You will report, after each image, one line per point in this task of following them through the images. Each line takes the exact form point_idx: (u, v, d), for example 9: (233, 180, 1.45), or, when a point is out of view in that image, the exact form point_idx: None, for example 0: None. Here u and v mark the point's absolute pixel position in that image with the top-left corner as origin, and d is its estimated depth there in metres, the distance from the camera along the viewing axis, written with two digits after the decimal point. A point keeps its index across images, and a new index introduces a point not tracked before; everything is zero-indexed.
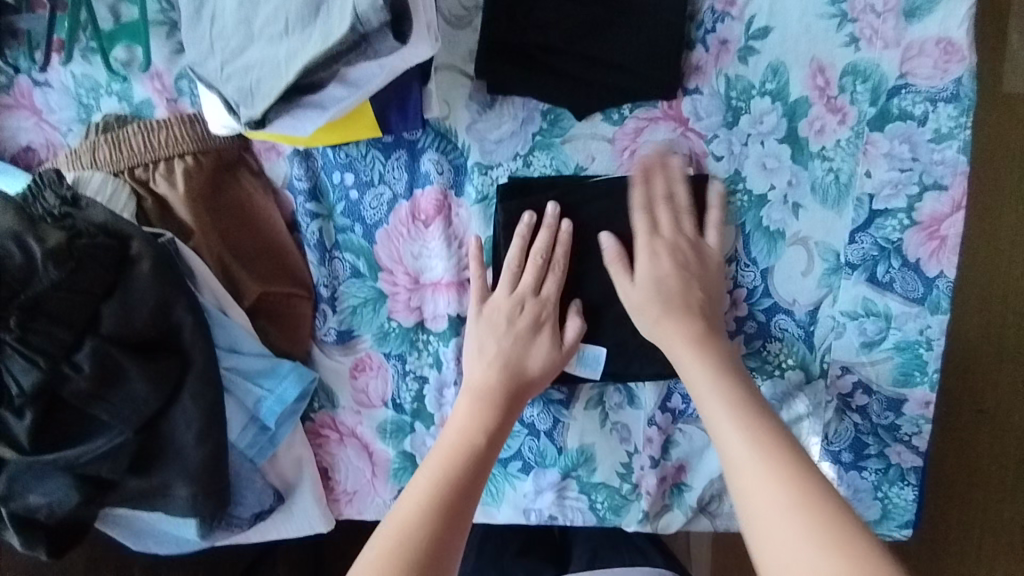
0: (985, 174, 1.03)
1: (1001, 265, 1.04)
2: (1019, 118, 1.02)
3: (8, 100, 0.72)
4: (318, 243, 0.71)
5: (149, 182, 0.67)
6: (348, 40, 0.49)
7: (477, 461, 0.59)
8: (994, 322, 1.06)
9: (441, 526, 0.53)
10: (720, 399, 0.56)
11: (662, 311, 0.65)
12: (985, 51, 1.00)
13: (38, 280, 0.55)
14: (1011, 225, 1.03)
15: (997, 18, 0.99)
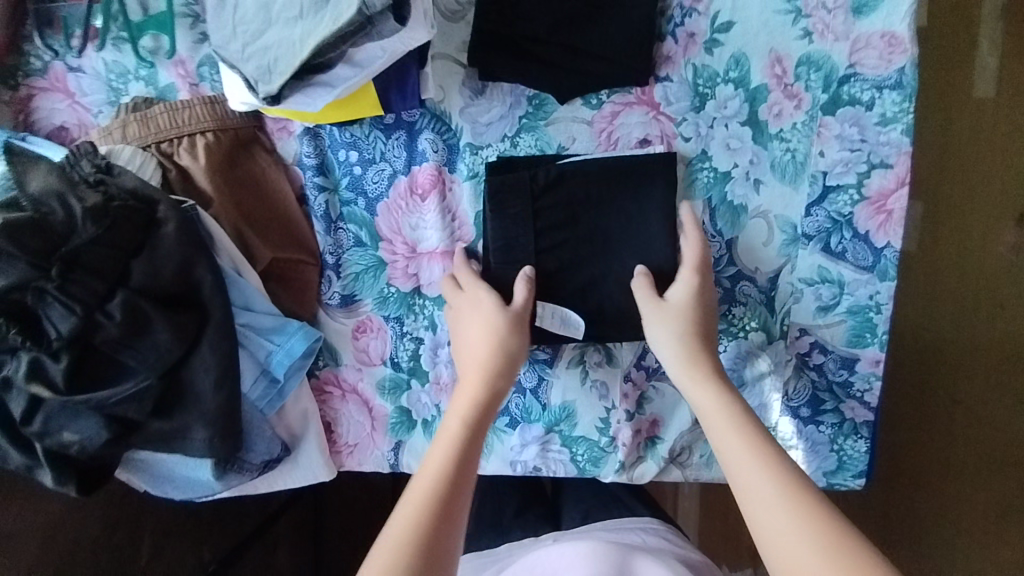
0: (958, 170, 1.16)
1: (973, 253, 1.16)
2: (987, 118, 1.14)
3: (44, 83, 0.79)
4: (324, 214, 0.78)
5: (174, 155, 0.74)
6: (355, 21, 0.57)
7: (473, 435, 0.64)
8: (965, 304, 1.17)
9: (451, 502, 0.57)
10: (738, 437, 0.60)
11: (682, 364, 0.68)
12: (956, 55, 1.14)
13: (77, 236, 0.63)
14: (979, 216, 1.16)
15: (969, 25, 1.13)
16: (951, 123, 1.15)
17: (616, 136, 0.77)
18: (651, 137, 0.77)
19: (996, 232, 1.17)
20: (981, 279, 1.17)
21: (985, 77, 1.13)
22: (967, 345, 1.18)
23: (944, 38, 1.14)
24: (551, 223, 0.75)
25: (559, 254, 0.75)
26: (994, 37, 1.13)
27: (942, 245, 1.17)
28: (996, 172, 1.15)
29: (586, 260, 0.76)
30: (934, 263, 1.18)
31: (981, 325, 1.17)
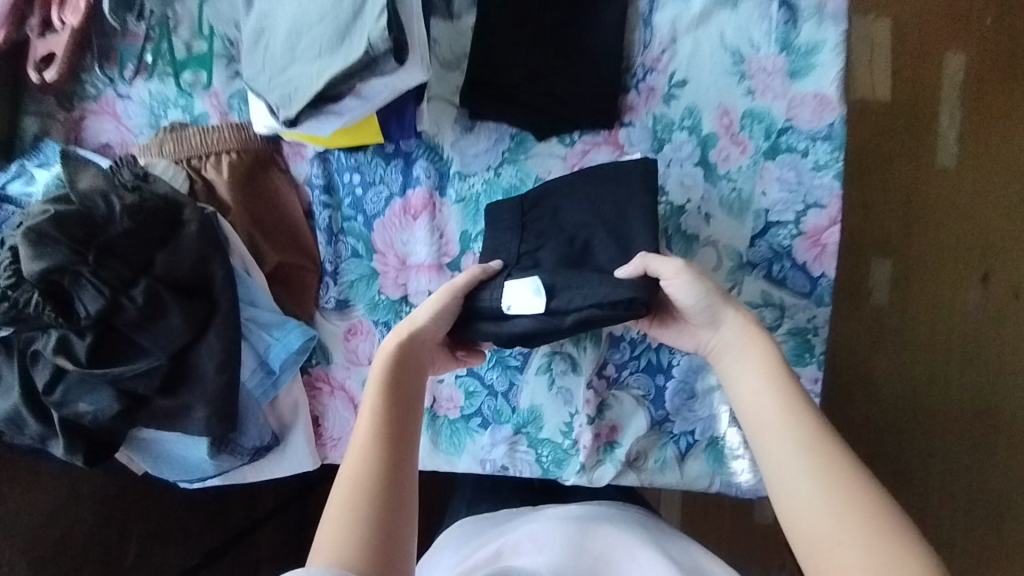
0: (921, 232, 1.32)
1: (942, 308, 1.31)
2: (946, 183, 1.31)
3: (95, 107, 0.92)
4: (327, 227, 0.89)
5: (201, 169, 0.85)
6: (363, 59, 0.68)
7: (401, 390, 0.63)
8: (935, 356, 1.30)
9: (385, 456, 0.57)
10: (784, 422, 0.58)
11: (728, 346, 0.66)
12: (921, 125, 1.32)
13: (114, 227, 0.73)
14: (948, 275, 1.31)
15: (930, 101, 1.32)
16: (919, 186, 1.32)
17: None
18: None
19: (962, 289, 1.31)
20: (953, 332, 1.30)
21: (947, 149, 1.31)
22: (939, 393, 1.30)
23: (908, 110, 1.32)
24: (537, 229, 0.80)
25: (540, 256, 0.79)
26: (954, 113, 1.31)
27: (913, 298, 1.32)
28: (957, 234, 1.31)
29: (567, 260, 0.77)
30: (904, 314, 1.32)
31: (954, 377, 1.30)
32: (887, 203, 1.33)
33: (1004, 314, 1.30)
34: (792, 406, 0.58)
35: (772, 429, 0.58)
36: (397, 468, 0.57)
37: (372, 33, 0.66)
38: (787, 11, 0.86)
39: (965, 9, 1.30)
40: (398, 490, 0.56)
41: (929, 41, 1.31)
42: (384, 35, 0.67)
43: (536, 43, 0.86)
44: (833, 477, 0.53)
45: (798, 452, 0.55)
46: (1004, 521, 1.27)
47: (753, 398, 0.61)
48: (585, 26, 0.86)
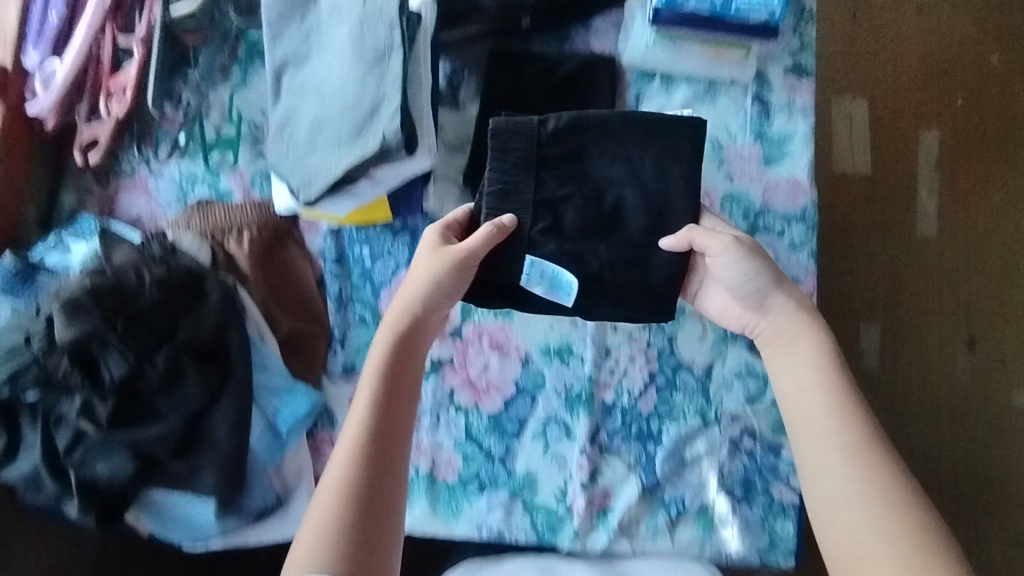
0: (908, 300, 1.44)
1: (932, 373, 1.41)
2: (927, 254, 1.45)
3: (129, 183, 0.99)
4: (337, 295, 0.95)
5: (224, 242, 0.92)
6: (376, 152, 0.75)
7: (400, 370, 0.71)
8: (927, 418, 1.40)
9: (379, 436, 0.66)
10: (838, 425, 0.67)
11: (777, 349, 0.76)
12: (902, 200, 1.47)
13: (143, 298, 0.79)
14: (935, 339, 1.42)
15: (908, 179, 1.47)
16: (902, 255, 1.45)
17: None
18: None
19: (950, 356, 1.42)
20: (944, 394, 1.41)
21: (928, 219, 1.46)
22: (933, 452, 1.38)
23: (891, 184, 1.47)
24: (559, 172, 0.80)
25: (562, 210, 0.80)
26: (933, 189, 1.47)
27: (902, 358, 1.42)
28: (941, 303, 1.44)
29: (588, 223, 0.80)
30: (894, 376, 1.41)
31: (948, 437, 1.39)
32: (880, 274, 1.44)
33: (991, 376, 1.42)
34: (845, 404, 0.68)
35: (818, 425, 0.67)
36: (383, 443, 0.66)
37: (386, 131, 0.74)
38: (761, 105, 0.96)
39: (937, 94, 1.49)
40: (381, 463, 0.64)
41: (907, 121, 1.48)
42: (396, 132, 0.74)
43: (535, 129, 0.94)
44: (873, 476, 0.63)
45: (845, 454, 0.65)
46: (995, 575, 1.35)
47: (806, 389, 0.71)
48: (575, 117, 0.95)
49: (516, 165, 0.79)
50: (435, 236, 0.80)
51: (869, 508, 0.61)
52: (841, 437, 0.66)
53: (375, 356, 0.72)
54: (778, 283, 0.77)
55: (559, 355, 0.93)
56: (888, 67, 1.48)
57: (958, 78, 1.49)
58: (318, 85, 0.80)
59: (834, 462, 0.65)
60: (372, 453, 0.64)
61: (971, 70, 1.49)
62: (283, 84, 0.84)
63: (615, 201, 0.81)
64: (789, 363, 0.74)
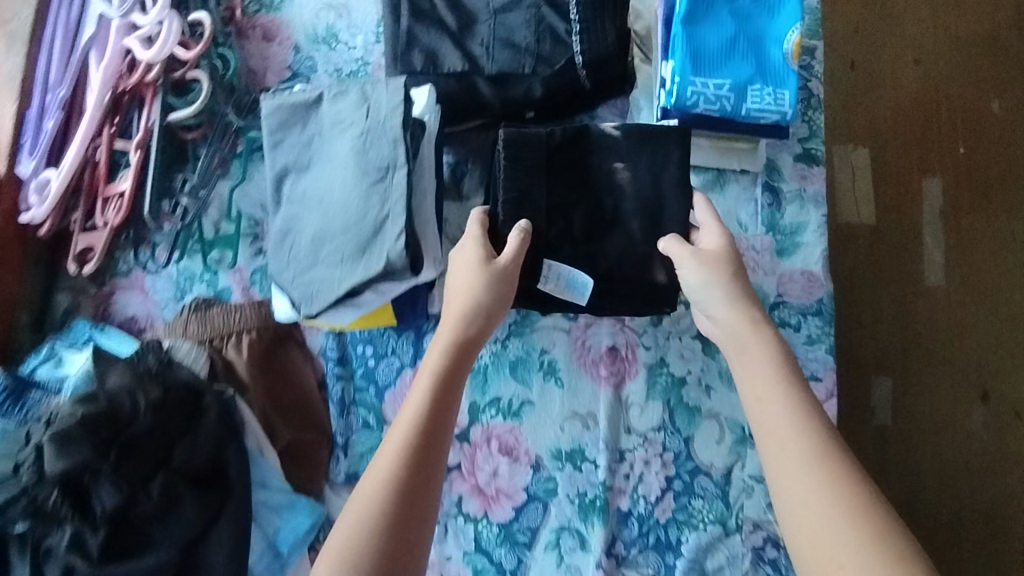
0: (918, 355, 1.40)
1: (947, 430, 1.36)
2: (936, 306, 1.42)
3: (125, 282, 0.96)
4: (340, 399, 0.92)
5: (222, 349, 0.89)
6: (380, 272, 0.72)
7: (451, 382, 0.75)
8: (947, 482, 1.34)
9: (424, 441, 0.70)
10: (797, 432, 0.67)
11: (737, 353, 0.75)
12: (907, 246, 1.44)
13: (136, 424, 0.76)
14: (948, 394, 1.38)
15: (913, 230, 1.45)
16: (909, 306, 1.42)
17: (589, 344, 0.93)
18: (619, 345, 0.92)
19: (965, 412, 1.37)
20: (961, 452, 1.35)
21: (934, 270, 1.43)
22: (957, 517, 1.32)
23: (895, 236, 1.45)
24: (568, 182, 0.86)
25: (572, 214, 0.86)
26: (939, 238, 1.45)
27: (915, 415, 1.37)
28: (953, 356, 1.40)
29: (595, 232, 0.86)
30: (910, 435, 1.36)
31: (970, 502, 1.33)
32: (886, 326, 1.41)
33: (1007, 431, 1.36)
34: (802, 409, 0.69)
35: (782, 434, 0.68)
36: (428, 455, 0.70)
37: (390, 250, 0.72)
38: (772, 194, 0.94)
39: (937, 142, 1.47)
40: (423, 468, 0.69)
41: (908, 170, 1.47)
42: (401, 252, 0.71)
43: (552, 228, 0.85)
44: (836, 483, 0.63)
45: (808, 462, 0.65)
46: None
47: (760, 395, 0.71)
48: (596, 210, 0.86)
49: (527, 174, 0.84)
50: (474, 243, 0.82)
51: (837, 516, 0.61)
52: (803, 443, 0.66)
53: (429, 366, 0.76)
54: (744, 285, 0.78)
55: (571, 459, 0.90)
56: (885, 116, 1.48)
57: (959, 125, 1.47)
58: (319, 195, 0.78)
59: (800, 469, 0.65)
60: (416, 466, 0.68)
61: (971, 117, 1.47)
62: (283, 192, 0.81)
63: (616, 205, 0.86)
64: (748, 369, 0.74)
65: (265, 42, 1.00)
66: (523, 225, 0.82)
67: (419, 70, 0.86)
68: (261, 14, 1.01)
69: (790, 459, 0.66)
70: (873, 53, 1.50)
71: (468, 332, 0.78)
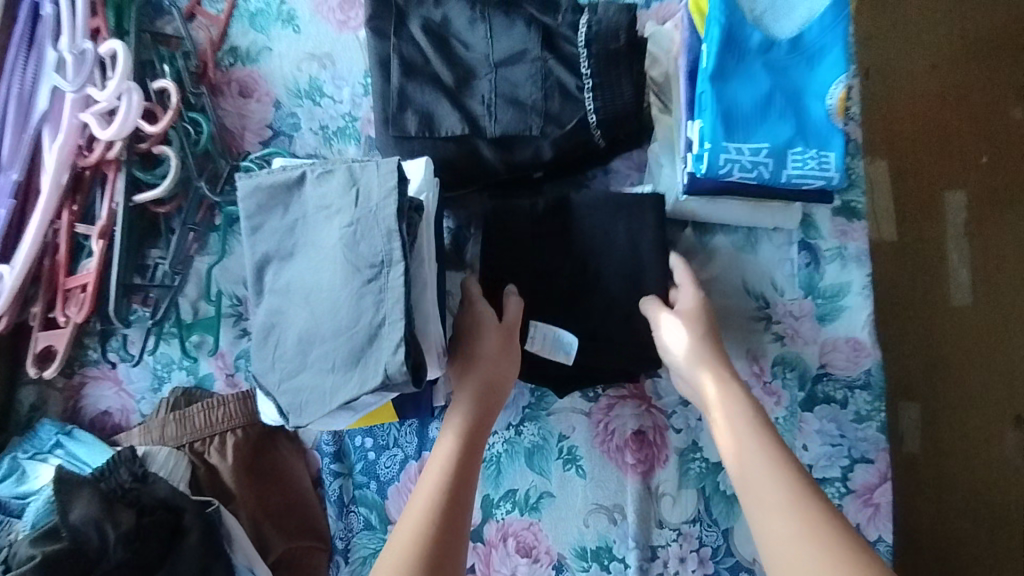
0: (947, 377, 1.22)
1: (979, 458, 1.20)
2: (963, 324, 1.23)
3: (96, 372, 0.87)
4: (337, 499, 0.83)
5: (204, 453, 0.80)
6: (378, 386, 0.63)
7: (473, 444, 0.71)
8: (982, 514, 1.19)
9: (450, 508, 0.64)
10: (772, 478, 0.59)
11: (711, 403, 0.69)
12: (931, 258, 1.24)
13: (106, 560, 0.67)
14: (978, 422, 1.21)
15: (937, 242, 1.24)
16: (933, 324, 1.23)
17: (612, 428, 0.83)
18: (645, 428, 0.83)
19: (998, 434, 1.21)
20: (991, 483, 1.20)
21: (960, 286, 1.23)
22: (985, 560, 1.18)
23: (916, 248, 1.24)
24: (551, 247, 0.82)
25: (554, 278, 0.81)
26: (964, 249, 1.25)
27: (943, 446, 1.20)
28: (987, 373, 1.22)
29: (578, 291, 0.81)
30: (940, 467, 1.20)
31: (1002, 541, 1.19)
32: (909, 344, 1.22)
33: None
34: (781, 462, 0.61)
35: (757, 480, 0.60)
36: (453, 527, 0.63)
37: (389, 362, 0.62)
38: (809, 253, 0.85)
39: (957, 149, 1.26)
40: (450, 538, 0.62)
41: (927, 180, 1.25)
42: (401, 365, 0.62)
43: (566, 306, 0.81)
44: (817, 529, 0.54)
45: (788, 507, 0.57)
46: None
47: (736, 448, 0.64)
48: (619, 278, 0.81)
49: (508, 245, 0.82)
50: (483, 306, 0.76)
51: (821, 565, 0.52)
52: (780, 488, 0.58)
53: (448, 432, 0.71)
54: (713, 341, 0.74)
55: (597, 558, 0.81)
56: (897, 119, 1.26)
57: (982, 130, 1.26)
58: (306, 289, 0.69)
59: (785, 529, 0.55)
60: (443, 529, 0.62)
61: (997, 119, 1.26)
62: (265, 282, 0.72)
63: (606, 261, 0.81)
64: (721, 421, 0.67)
65: (242, 99, 0.91)
66: (511, 289, 0.79)
67: (413, 134, 0.79)
68: (235, 67, 0.92)
69: (769, 503, 0.58)
70: (887, 46, 1.27)
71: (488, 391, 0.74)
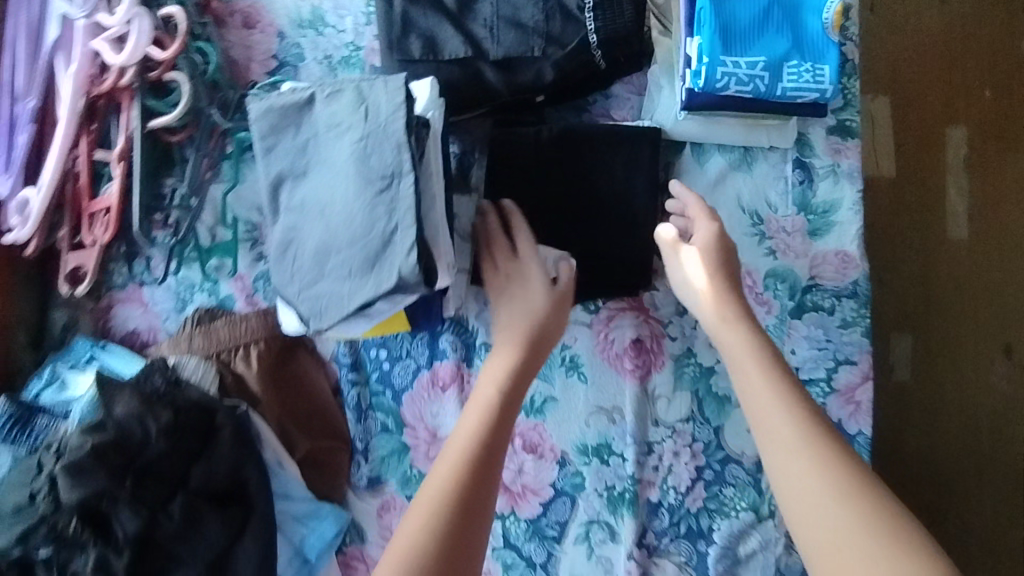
0: (942, 309, 1.25)
1: (968, 387, 1.25)
2: (962, 262, 1.26)
3: (122, 295, 0.92)
4: (356, 404, 0.89)
5: (231, 363, 0.86)
6: (393, 287, 0.68)
7: (511, 401, 0.72)
8: (970, 439, 1.25)
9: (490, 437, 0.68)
10: (785, 416, 0.65)
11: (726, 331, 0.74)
12: (932, 191, 1.25)
13: (149, 450, 0.75)
14: (968, 350, 1.25)
15: (938, 178, 1.26)
16: (932, 263, 1.25)
17: (612, 337, 0.89)
18: (643, 337, 0.88)
19: (986, 364, 1.26)
20: (977, 408, 1.25)
21: (958, 222, 1.26)
22: (965, 476, 1.25)
23: (920, 184, 1.25)
24: (551, 168, 0.85)
25: (557, 202, 0.86)
26: (962, 187, 1.26)
27: (936, 376, 1.24)
28: (978, 306, 1.26)
29: (578, 213, 0.86)
30: (926, 392, 1.24)
31: (987, 460, 1.25)
32: (907, 281, 1.24)
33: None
34: (805, 434, 0.63)
35: (770, 418, 0.66)
36: (493, 455, 0.67)
37: (403, 266, 0.67)
38: (803, 171, 0.88)
39: (961, 88, 1.26)
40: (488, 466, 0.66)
41: (930, 116, 1.25)
42: (415, 267, 0.67)
43: (566, 224, 0.86)
44: (825, 465, 0.61)
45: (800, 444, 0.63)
46: None
47: (755, 390, 0.68)
48: (616, 196, 0.86)
49: (516, 165, 0.85)
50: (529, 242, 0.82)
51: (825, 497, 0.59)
52: (792, 426, 0.64)
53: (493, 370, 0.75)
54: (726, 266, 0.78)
55: (598, 454, 0.88)
56: (903, 57, 1.24)
57: (987, 67, 1.26)
58: (321, 203, 0.73)
59: (797, 470, 0.62)
60: (484, 461, 0.66)
61: (1002, 58, 1.26)
62: (280, 200, 0.75)
63: (601, 179, 0.86)
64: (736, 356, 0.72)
65: (245, 29, 0.93)
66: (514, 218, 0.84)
67: (417, 58, 0.81)
68: None
69: (783, 440, 0.64)
70: None
71: (523, 345, 0.77)
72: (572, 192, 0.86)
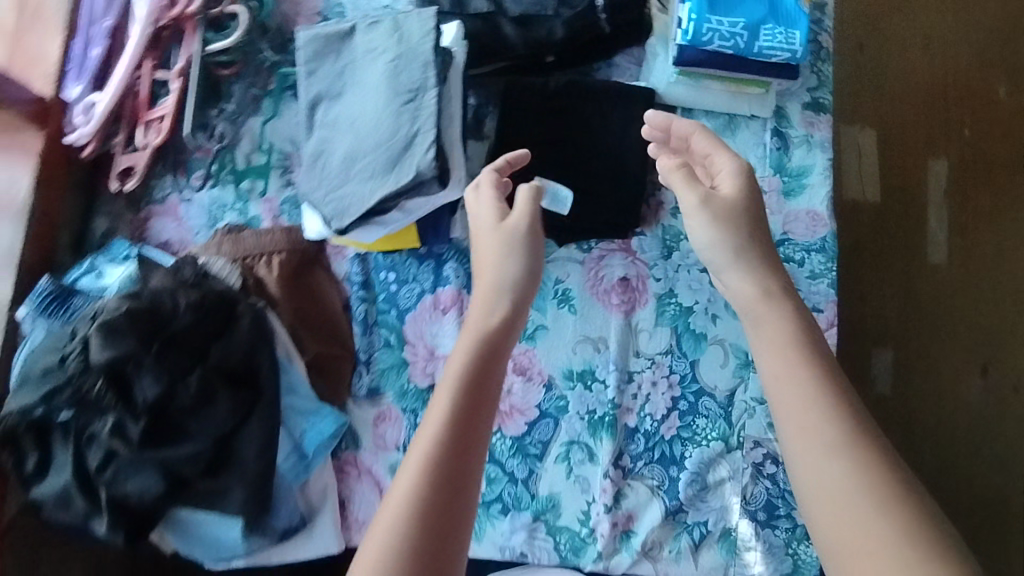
0: (918, 318, 1.32)
1: (946, 400, 1.29)
2: (939, 281, 1.33)
3: (159, 210, 1.01)
4: (363, 319, 0.97)
5: (254, 268, 0.94)
6: (410, 182, 0.78)
7: (476, 387, 0.61)
8: (951, 450, 1.27)
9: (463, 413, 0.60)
10: (822, 418, 0.56)
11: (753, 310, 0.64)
12: (910, 209, 1.36)
13: (176, 322, 0.83)
14: (945, 366, 1.30)
15: (914, 198, 1.36)
16: (909, 279, 1.33)
17: (601, 274, 0.97)
18: (630, 276, 0.97)
19: (965, 380, 1.30)
20: (957, 422, 1.28)
21: (937, 246, 1.34)
22: (947, 487, 1.25)
23: (896, 204, 1.36)
24: (556, 117, 0.96)
25: (561, 147, 0.96)
26: (941, 218, 1.36)
27: (914, 387, 1.30)
28: (955, 322, 1.32)
29: (578, 158, 0.96)
30: (905, 404, 1.28)
31: (968, 474, 1.26)
32: (888, 297, 1.32)
33: (1006, 404, 1.29)
34: (852, 441, 0.54)
35: (806, 416, 0.56)
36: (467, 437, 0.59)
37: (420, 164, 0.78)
38: (779, 139, 0.98)
39: (941, 117, 1.38)
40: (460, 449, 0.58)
41: (911, 148, 1.37)
42: (431, 164, 0.78)
43: (567, 166, 0.95)
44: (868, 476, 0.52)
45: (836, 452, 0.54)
46: None
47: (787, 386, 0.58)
48: (613, 145, 0.96)
49: (526, 111, 0.96)
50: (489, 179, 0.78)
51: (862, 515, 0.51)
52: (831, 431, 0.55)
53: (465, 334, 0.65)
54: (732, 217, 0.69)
55: (583, 379, 0.95)
56: (885, 95, 1.39)
57: (965, 101, 1.39)
58: (353, 117, 0.83)
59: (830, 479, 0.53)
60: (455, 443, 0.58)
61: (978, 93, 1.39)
62: (316, 118, 0.85)
63: (600, 130, 0.96)
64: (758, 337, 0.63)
65: None
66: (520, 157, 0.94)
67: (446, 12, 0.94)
68: None
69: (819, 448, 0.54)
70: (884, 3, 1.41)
71: (497, 314, 0.67)
72: (574, 139, 0.96)
